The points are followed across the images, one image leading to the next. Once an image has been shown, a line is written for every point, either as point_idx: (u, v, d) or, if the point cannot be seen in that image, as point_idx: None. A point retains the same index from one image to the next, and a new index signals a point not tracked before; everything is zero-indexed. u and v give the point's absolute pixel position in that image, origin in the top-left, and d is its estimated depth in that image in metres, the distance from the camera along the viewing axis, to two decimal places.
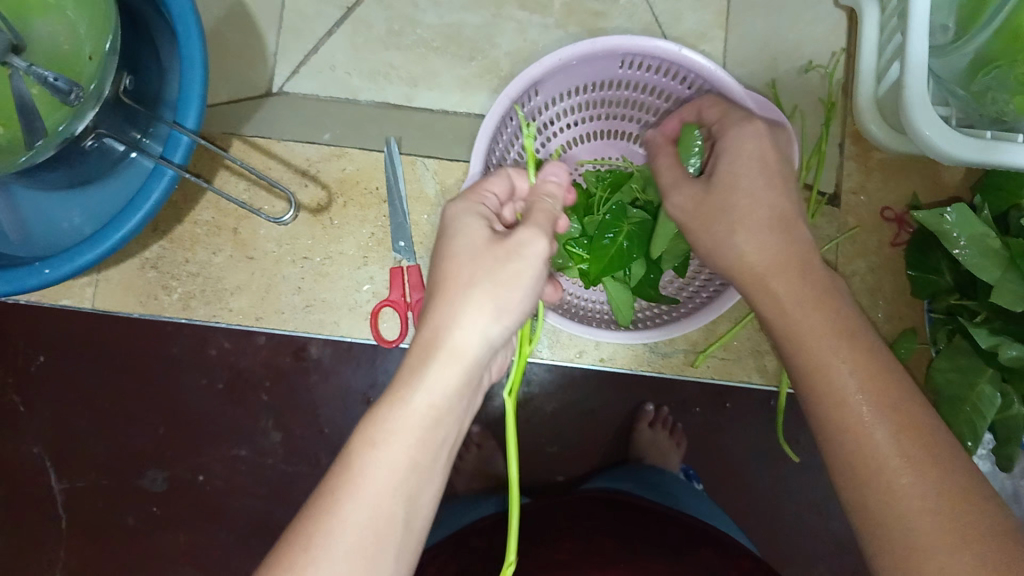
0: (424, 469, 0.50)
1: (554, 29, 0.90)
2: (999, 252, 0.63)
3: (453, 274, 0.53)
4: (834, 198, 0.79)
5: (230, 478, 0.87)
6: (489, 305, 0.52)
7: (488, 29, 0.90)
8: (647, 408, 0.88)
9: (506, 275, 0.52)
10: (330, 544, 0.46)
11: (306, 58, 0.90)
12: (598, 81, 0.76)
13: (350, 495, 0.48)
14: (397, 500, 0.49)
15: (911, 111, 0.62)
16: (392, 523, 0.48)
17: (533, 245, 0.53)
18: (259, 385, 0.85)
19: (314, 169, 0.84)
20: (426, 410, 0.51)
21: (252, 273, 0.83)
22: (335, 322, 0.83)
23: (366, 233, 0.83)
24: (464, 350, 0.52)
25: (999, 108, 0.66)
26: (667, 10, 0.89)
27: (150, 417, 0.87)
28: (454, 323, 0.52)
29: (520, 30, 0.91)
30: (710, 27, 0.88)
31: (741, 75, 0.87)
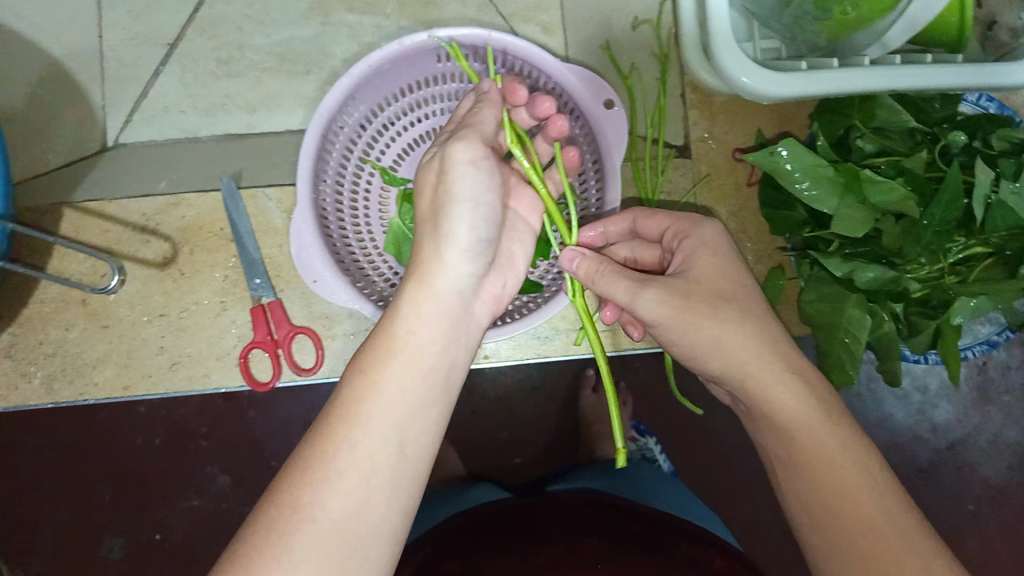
0: (418, 406, 0.52)
1: (388, 27, 0.90)
2: (833, 180, 0.63)
3: (424, 220, 0.56)
4: (684, 150, 0.79)
5: (191, 530, 0.86)
6: (462, 244, 0.55)
7: (320, 39, 0.90)
8: (588, 374, 0.94)
9: (491, 211, 0.56)
10: (336, 465, 0.48)
11: (138, 104, 0.88)
12: (420, 78, 0.73)
13: (352, 421, 0.50)
14: (398, 427, 0.51)
15: (723, 62, 0.62)
16: (390, 446, 0.50)
17: (459, 151, 0.54)
18: (198, 432, 0.85)
19: (153, 223, 0.76)
20: (429, 340, 0.54)
21: (110, 343, 0.75)
22: (205, 376, 0.75)
23: (220, 278, 0.75)
24: (443, 287, 0.55)
25: (812, 37, 0.64)
26: None
27: (90, 490, 0.85)
28: (438, 262, 0.55)
29: (353, 34, 0.90)
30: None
31: (576, 42, 0.89)
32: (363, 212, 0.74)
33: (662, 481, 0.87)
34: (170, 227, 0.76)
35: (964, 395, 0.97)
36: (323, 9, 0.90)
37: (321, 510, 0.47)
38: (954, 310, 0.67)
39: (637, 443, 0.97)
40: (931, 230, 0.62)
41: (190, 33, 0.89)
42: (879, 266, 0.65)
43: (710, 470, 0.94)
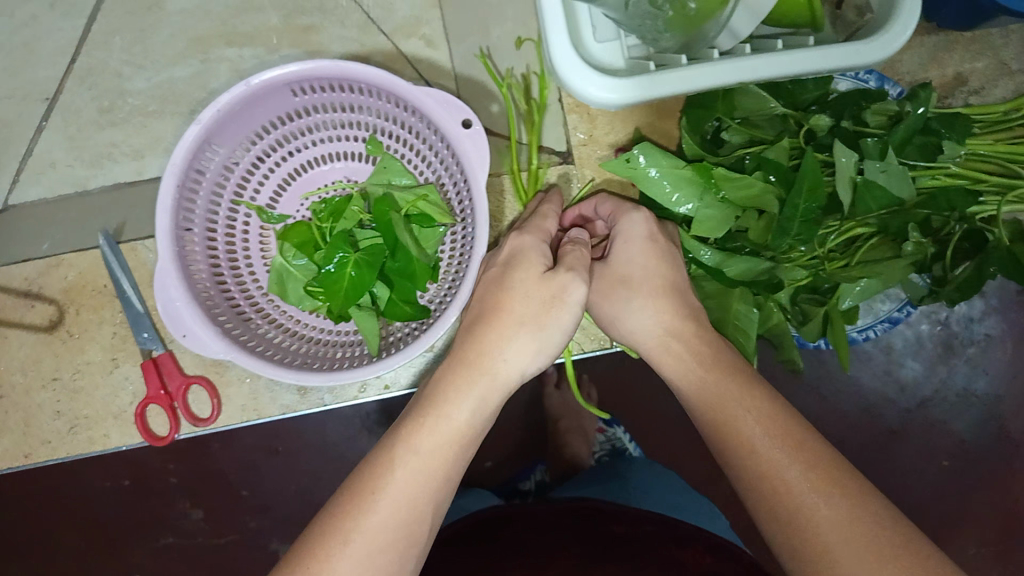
0: (440, 491, 0.58)
1: (269, 57, 0.89)
2: (686, 175, 0.63)
3: (512, 308, 0.63)
4: (566, 155, 0.79)
5: (160, 564, 0.97)
6: (531, 342, 0.63)
7: (201, 76, 0.88)
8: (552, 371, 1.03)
9: (552, 316, 0.63)
10: (362, 536, 0.54)
11: (23, 162, 0.87)
12: (280, 116, 0.71)
13: (387, 492, 0.56)
14: (426, 505, 0.57)
15: (566, 74, 0.61)
16: (422, 520, 0.56)
17: (574, 292, 0.63)
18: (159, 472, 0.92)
19: (36, 287, 0.75)
20: (464, 427, 0.60)
21: (7, 411, 0.74)
22: (105, 436, 0.74)
23: (108, 334, 0.75)
24: (502, 374, 0.63)
25: (655, 35, 0.62)
26: (376, 4, 0.89)
27: (66, 535, 0.95)
28: (496, 350, 0.63)
29: (234, 67, 0.89)
30: (424, 11, 0.89)
31: (460, 49, 0.89)
32: (242, 253, 0.74)
33: (651, 483, 0.91)
34: (53, 289, 0.75)
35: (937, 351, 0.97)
36: (202, 45, 0.88)
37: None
38: (840, 292, 0.68)
39: (607, 433, 1.04)
40: (801, 223, 0.62)
41: (68, 85, 0.88)
42: (750, 258, 0.65)
43: (680, 453, 1.01)
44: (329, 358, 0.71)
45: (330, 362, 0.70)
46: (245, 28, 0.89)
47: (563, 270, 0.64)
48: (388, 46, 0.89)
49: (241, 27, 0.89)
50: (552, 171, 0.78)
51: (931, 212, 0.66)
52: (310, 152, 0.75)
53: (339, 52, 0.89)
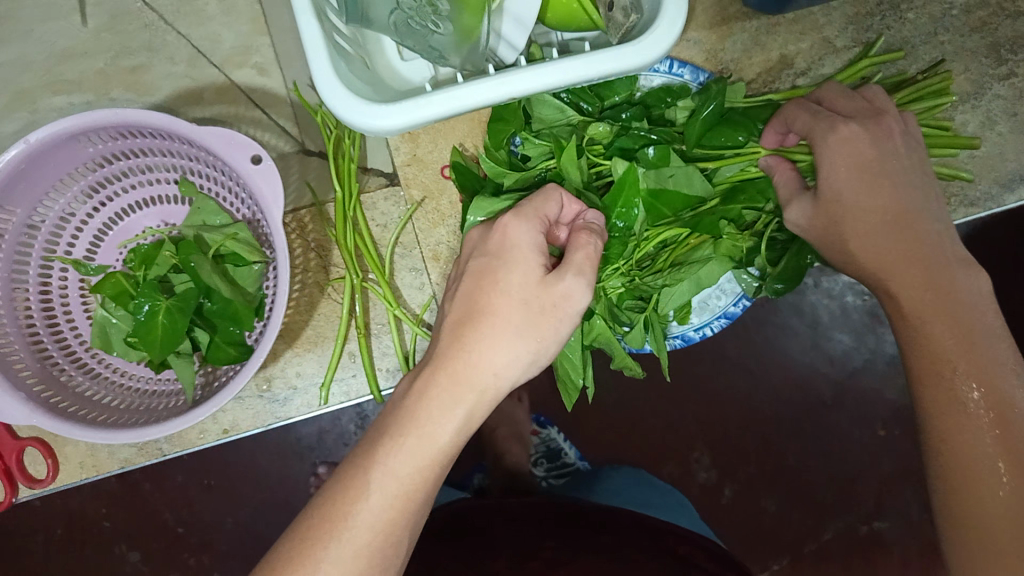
0: (413, 516, 0.53)
1: (101, 101, 0.87)
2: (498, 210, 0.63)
3: (502, 309, 0.54)
4: (393, 177, 0.78)
5: None
6: (527, 352, 0.54)
7: (33, 129, 0.87)
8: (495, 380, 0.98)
9: (547, 326, 0.54)
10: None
11: None
12: (78, 169, 0.70)
13: (349, 529, 0.51)
14: (401, 533, 0.52)
15: (326, 101, 0.58)
16: (394, 551, 0.52)
17: (577, 301, 0.54)
18: (96, 516, 0.90)
19: None
20: (446, 449, 0.54)
21: None
22: None
23: None
24: (491, 387, 0.55)
25: (439, 54, 0.61)
26: (203, 36, 0.88)
27: None
28: (483, 360, 0.54)
29: (64, 116, 0.88)
30: (251, 39, 0.88)
31: (295, 74, 0.89)
32: (60, 307, 0.73)
33: (623, 481, 0.93)
34: None
35: (862, 320, 0.98)
36: (27, 97, 0.87)
37: None
38: (659, 299, 0.67)
39: (542, 436, 1.01)
40: (616, 242, 0.63)
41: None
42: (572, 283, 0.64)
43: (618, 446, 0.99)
44: (150, 406, 0.71)
45: (150, 408, 0.70)
46: (70, 74, 0.87)
47: (570, 274, 0.54)
48: (220, 79, 0.88)
49: (66, 73, 0.87)
50: (378, 195, 0.78)
51: (745, 205, 0.65)
52: (123, 199, 0.75)
53: (169, 90, 0.88)
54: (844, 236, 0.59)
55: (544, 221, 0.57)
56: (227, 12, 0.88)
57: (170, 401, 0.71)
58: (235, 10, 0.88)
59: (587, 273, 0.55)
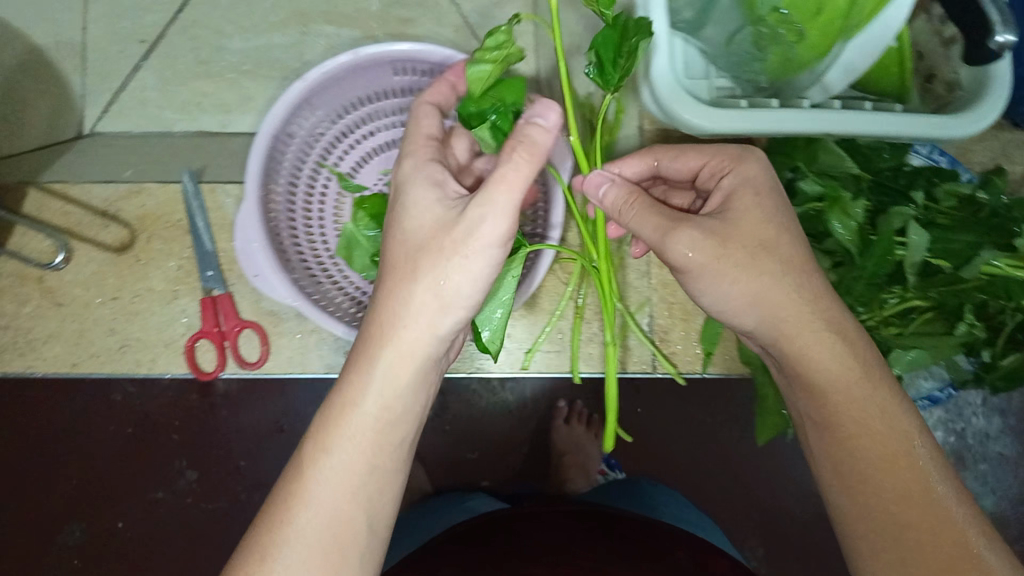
0: (365, 482, 0.51)
1: (364, 40, 0.91)
2: None
3: (397, 262, 0.51)
4: None
5: (149, 528, 0.86)
6: (427, 300, 0.50)
7: (298, 46, 0.90)
8: (560, 405, 0.90)
9: (450, 267, 0.50)
10: (288, 550, 0.49)
11: (114, 96, 0.89)
12: (377, 91, 0.76)
13: (310, 497, 0.50)
14: (354, 505, 0.51)
15: (660, 90, 0.62)
16: (354, 527, 0.51)
17: (488, 230, 0.49)
18: (169, 426, 0.84)
19: (113, 210, 0.77)
20: (379, 413, 0.52)
21: (63, 321, 0.77)
22: (153, 361, 0.76)
23: (174, 266, 0.77)
24: (413, 348, 0.52)
25: (755, 77, 0.66)
26: (475, 10, 0.92)
27: (59, 478, 0.85)
28: (397, 321, 0.51)
29: (329, 45, 0.90)
30: (520, 22, 0.90)
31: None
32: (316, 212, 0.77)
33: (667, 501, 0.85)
34: (130, 215, 0.77)
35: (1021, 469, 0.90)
36: (302, 18, 0.91)
37: None
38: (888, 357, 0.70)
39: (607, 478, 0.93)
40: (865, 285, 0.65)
41: (171, 34, 0.90)
42: None
43: None
44: None
45: None
46: (347, 9, 0.91)
47: (478, 198, 0.49)
48: None
49: (343, 8, 0.91)
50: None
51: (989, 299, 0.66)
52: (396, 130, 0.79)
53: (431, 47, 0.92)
54: (749, 259, 0.51)
55: (431, 152, 0.55)
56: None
57: None
58: None
59: (509, 202, 0.49)
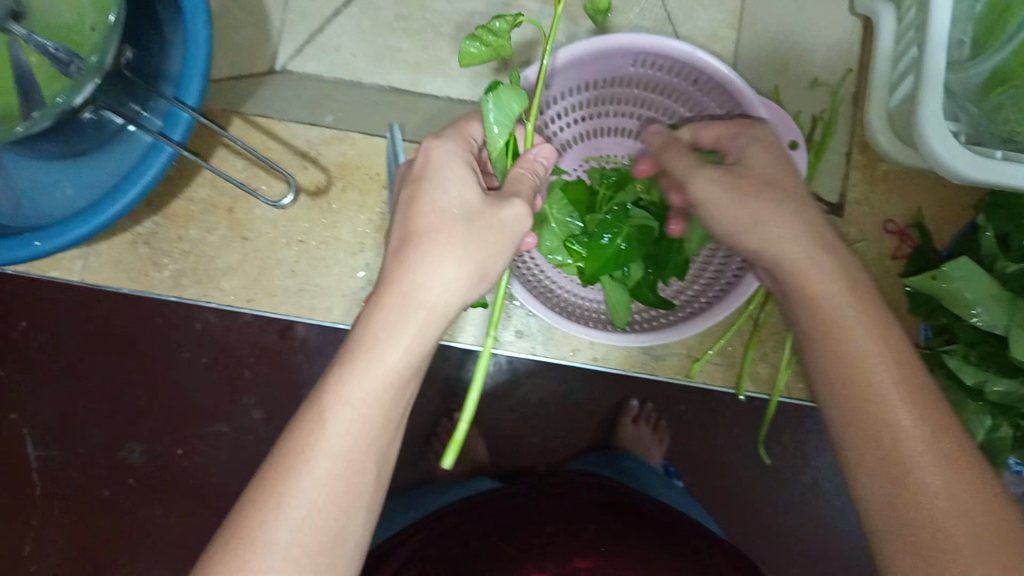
0: (379, 434, 0.50)
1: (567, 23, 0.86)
2: (987, 297, 0.64)
3: (440, 229, 0.52)
4: (838, 209, 0.82)
5: (210, 454, 0.88)
6: (465, 268, 0.52)
7: (498, 17, 0.86)
8: (632, 404, 0.90)
9: (488, 245, 0.53)
10: (302, 498, 0.47)
11: (311, 37, 0.86)
12: (608, 79, 0.75)
13: (323, 449, 0.48)
14: (364, 457, 0.49)
15: (923, 126, 0.63)
16: (363, 478, 0.49)
17: (516, 222, 0.54)
18: (244, 361, 0.87)
19: (314, 151, 0.85)
20: (397, 370, 0.50)
21: (246, 254, 0.85)
22: (328, 309, 0.85)
23: (364, 221, 0.85)
24: (437, 309, 0.52)
25: (1011, 128, 0.65)
26: (680, 7, 0.84)
27: (132, 391, 0.88)
28: (428, 280, 0.52)
29: (531, 21, 0.86)
30: (722, 27, 0.85)
31: (749, 78, 0.84)
32: None
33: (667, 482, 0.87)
34: (329, 160, 0.84)
35: None
36: None
37: (290, 540, 0.46)
38: None
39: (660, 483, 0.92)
40: None
41: None
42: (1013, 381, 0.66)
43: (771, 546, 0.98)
44: (577, 319, 0.77)
45: (580, 322, 0.77)
46: None
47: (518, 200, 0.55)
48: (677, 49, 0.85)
49: None
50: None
51: None
52: (610, 119, 0.79)
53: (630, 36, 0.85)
54: None
55: (464, 143, 0.58)
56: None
57: (593, 324, 0.78)
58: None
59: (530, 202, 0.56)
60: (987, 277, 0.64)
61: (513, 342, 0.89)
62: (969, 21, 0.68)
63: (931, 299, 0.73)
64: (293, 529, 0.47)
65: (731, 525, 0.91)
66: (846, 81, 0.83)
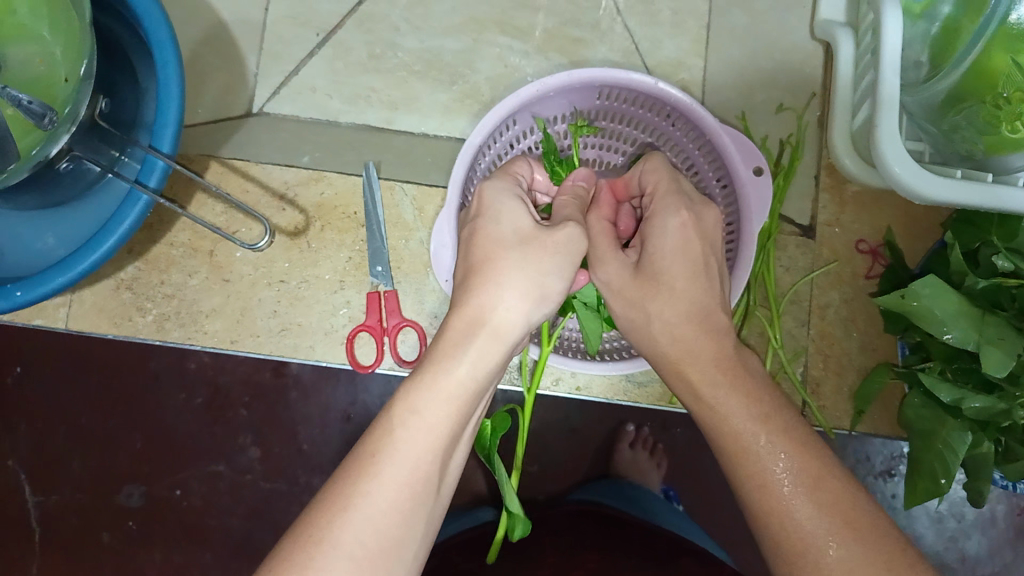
0: (443, 447, 0.52)
1: (536, 56, 0.88)
2: (954, 312, 0.64)
3: (499, 251, 0.55)
4: (809, 230, 0.83)
5: (207, 494, 0.89)
6: (528, 287, 0.54)
7: (469, 54, 0.88)
8: (628, 429, 0.90)
9: (548, 264, 0.55)
10: (372, 499, 0.48)
11: (286, 79, 0.88)
12: (574, 112, 0.77)
13: (393, 452, 0.50)
14: (428, 465, 0.51)
15: (881, 148, 0.64)
16: (427, 484, 0.50)
17: (573, 242, 0.56)
18: (239, 401, 0.87)
19: (291, 192, 0.86)
20: (465, 384, 0.53)
21: (227, 296, 0.86)
22: (310, 346, 0.86)
23: (343, 258, 0.86)
24: (501, 328, 0.54)
25: (968, 147, 0.67)
26: (646, 38, 0.87)
27: (123, 436, 0.89)
28: (494, 299, 0.54)
29: (501, 56, 0.88)
30: (688, 56, 0.87)
31: (716, 104, 0.86)
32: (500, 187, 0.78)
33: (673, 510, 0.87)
34: (307, 200, 0.86)
35: None
36: (477, 26, 0.88)
37: (358, 536, 0.47)
38: None
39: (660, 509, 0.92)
40: None
41: (346, 24, 0.88)
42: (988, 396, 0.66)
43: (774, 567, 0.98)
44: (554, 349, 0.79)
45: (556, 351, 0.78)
46: (522, 22, 0.88)
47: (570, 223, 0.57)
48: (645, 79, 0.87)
49: (518, 21, 0.88)
50: (790, 240, 0.83)
51: None
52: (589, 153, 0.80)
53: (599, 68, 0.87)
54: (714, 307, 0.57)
55: (511, 180, 0.62)
56: (676, 26, 0.87)
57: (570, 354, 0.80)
58: (684, 28, 0.87)
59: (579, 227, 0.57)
60: (953, 294, 0.64)
61: None
62: (924, 43, 0.69)
63: (904, 317, 0.74)
64: (360, 531, 0.48)
65: (731, 548, 0.91)
66: (811, 104, 0.85)
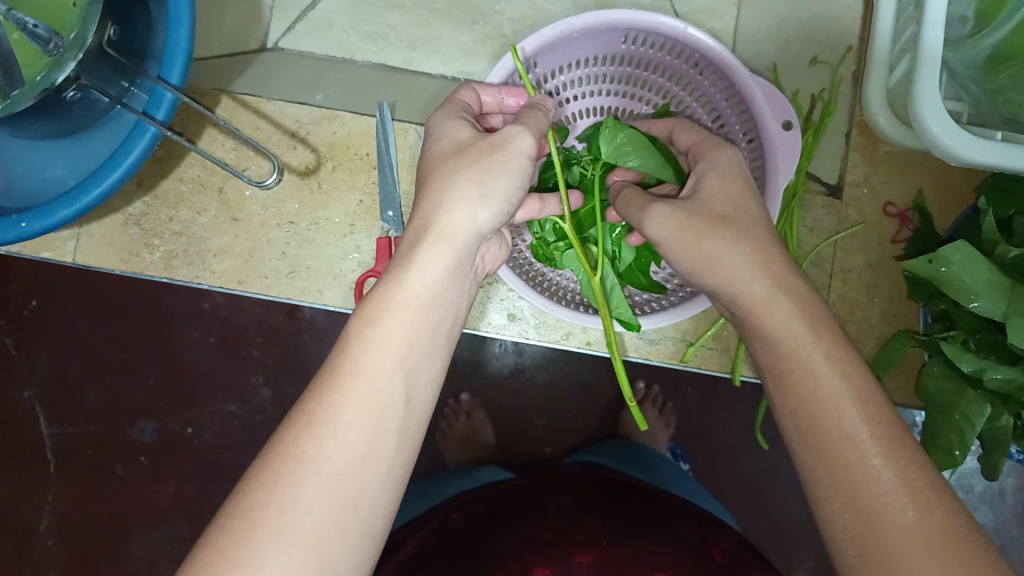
0: (405, 359, 0.50)
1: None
2: (984, 279, 0.62)
3: (443, 166, 0.55)
4: (836, 190, 0.81)
5: (218, 432, 0.89)
6: (470, 189, 0.54)
7: None
8: (638, 387, 0.90)
9: (489, 162, 0.54)
10: (333, 413, 0.46)
11: (303, 14, 0.85)
12: (598, 55, 0.74)
13: (352, 366, 0.48)
14: (392, 377, 0.49)
15: (918, 106, 0.61)
16: (391, 394, 0.48)
17: (519, 142, 0.55)
18: (252, 340, 0.87)
19: (304, 131, 0.84)
20: (421, 291, 0.52)
21: (237, 235, 0.85)
22: (319, 290, 0.85)
23: (355, 201, 0.84)
24: (455, 232, 0.54)
25: (1012, 109, 0.64)
26: None
27: (133, 370, 0.89)
28: (440, 208, 0.54)
29: None
30: (721, 4, 0.83)
31: (748, 56, 0.82)
32: None
33: (680, 474, 0.85)
34: (320, 140, 0.84)
35: None
36: None
37: (320, 458, 0.45)
38: None
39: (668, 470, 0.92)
40: None
41: None
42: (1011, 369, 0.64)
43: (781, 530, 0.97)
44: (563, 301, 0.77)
45: (564, 302, 0.76)
46: None
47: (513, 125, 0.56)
48: None
49: None
50: (817, 200, 0.81)
51: None
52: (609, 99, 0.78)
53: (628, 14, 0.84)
54: (728, 276, 0.55)
55: (459, 109, 0.62)
56: None
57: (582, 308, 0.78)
58: None
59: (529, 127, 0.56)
60: (985, 263, 0.62)
61: (505, 326, 0.88)
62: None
63: (929, 285, 0.72)
64: (323, 445, 0.45)
65: (740, 510, 0.90)
66: (847, 58, 0.81)
